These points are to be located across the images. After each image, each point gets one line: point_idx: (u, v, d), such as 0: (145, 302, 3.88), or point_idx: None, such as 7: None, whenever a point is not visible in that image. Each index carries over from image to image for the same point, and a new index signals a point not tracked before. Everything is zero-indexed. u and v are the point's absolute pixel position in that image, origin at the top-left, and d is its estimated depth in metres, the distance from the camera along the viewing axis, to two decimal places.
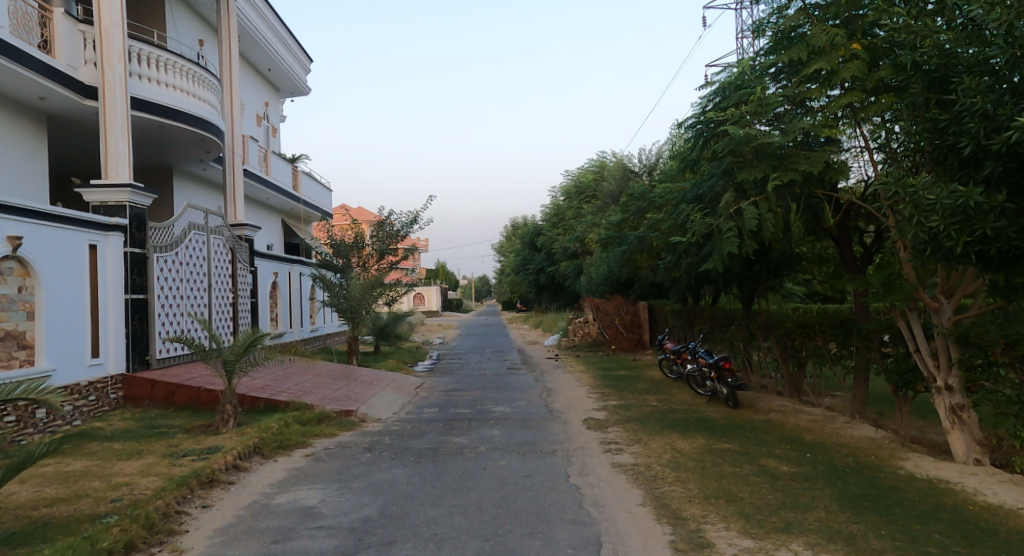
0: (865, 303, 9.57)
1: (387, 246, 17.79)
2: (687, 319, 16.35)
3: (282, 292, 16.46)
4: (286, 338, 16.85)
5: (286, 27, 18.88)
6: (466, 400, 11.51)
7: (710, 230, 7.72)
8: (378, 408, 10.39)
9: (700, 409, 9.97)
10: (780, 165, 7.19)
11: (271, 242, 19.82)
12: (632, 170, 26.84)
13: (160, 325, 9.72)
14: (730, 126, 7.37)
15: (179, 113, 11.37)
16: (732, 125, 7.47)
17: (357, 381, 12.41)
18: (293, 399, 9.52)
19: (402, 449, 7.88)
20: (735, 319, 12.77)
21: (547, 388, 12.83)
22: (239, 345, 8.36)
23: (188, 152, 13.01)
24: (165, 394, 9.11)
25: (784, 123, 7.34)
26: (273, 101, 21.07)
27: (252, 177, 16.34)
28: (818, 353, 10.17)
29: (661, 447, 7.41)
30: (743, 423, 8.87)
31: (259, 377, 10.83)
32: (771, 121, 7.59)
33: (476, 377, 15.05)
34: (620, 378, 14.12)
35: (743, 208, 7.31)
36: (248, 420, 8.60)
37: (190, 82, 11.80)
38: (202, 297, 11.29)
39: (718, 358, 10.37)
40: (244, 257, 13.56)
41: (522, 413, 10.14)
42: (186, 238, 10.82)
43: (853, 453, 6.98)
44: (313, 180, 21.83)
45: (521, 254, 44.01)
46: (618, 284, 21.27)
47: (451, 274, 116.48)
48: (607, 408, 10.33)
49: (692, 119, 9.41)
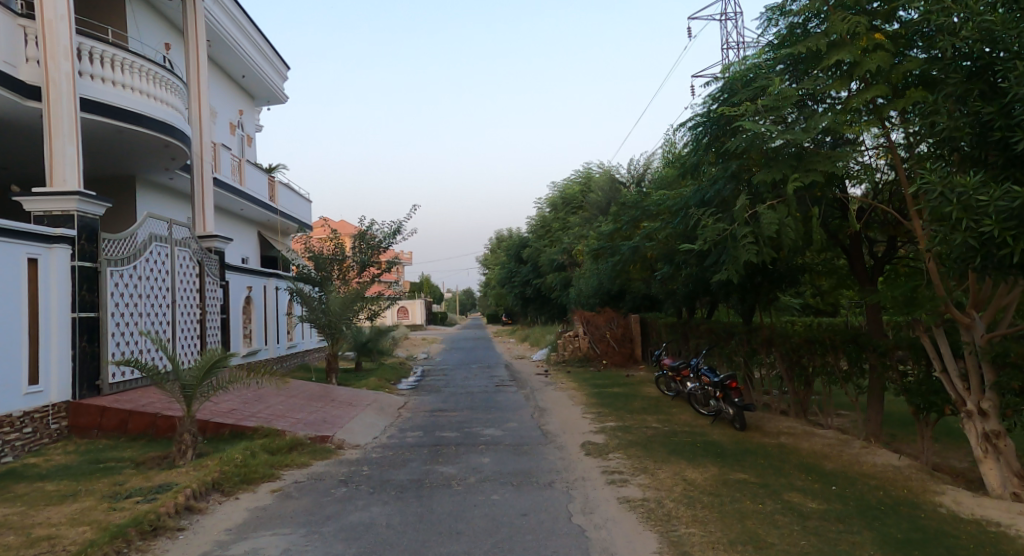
0: (878, 317, 8.93)
1: (369, 258, 16.98)
2: (683, 334, 15.69)
3: (256, 308, 15.56)
4: (261, 355, 15.95)
5: (261, 32, 18.14)
6: (453, 422, 10.69)
7: (724, 237, 6.99)
8: (357, 432, 9.54)
9: (705, 432, 9.25)
10: (801, 165, 6.49)
11: (246, 255, 18.94)
12: (620, 181, 26.38)
13: (112, 346, 8.88)
14: (743, 121, 6.64)
15: (139, 117, 10.53)
16: (746, 121, 6.74)
17: (335, 402, 11.54)
18: (263, 425, 8.68)
19: (381, 482, 7.06)
20: (735, 334, 12.11)
21: (538, 408, 12.06)
22: (197, 368, 7.50)
23: (152, 160, 12.11)
24: (117, 423, 8.27)
25: (801, 120, 6.66)
26: (248, 108, 20.26)
27: (224, 186, 15.48)
28: (828, 370, 9.54)
29: (670, 479, 6.65)
30: (755, 448, 8.14)
31: (227, 400, 9.95)
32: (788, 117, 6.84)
33: (462, 395, 14.24)
34: (614, 396, 13.38)
35: (759, 211, 6.56)
36: (210, 450, 7.73)
37: (152, 85, 10.99)
38: (163, 315, 10.38)
39: (724, 377, 9.64)
40: (213, 270, 12.69)
41: (514, 437, 9.34)
42: (145, 249, 9.97)
43: (883, 485, 6.27)
44: (291, 190, 20.98)
45: (506, 266, 43.26)
46: (608, 296, 20.64)
47: (435, 287, 115.57)
48: (605, 430, 9.57)
49: (700, 119, 8.74)
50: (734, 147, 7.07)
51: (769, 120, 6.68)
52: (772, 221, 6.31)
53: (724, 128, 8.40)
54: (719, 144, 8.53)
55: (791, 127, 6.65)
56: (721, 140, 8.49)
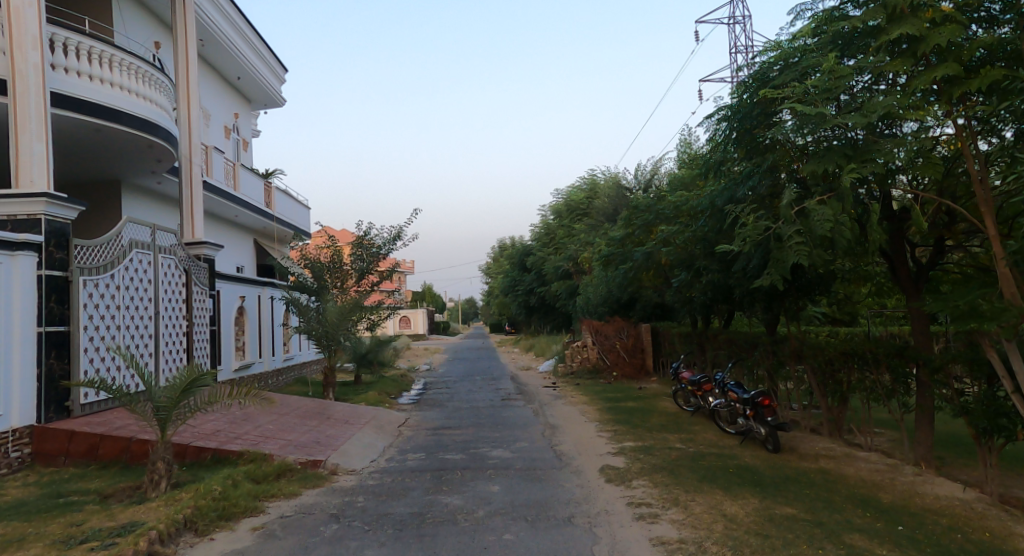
0: (926, 328, 8.11)
1: (368, 266, 16.17)
2: (699, 345, 14.86)
3: (249, 318, 14.80)
4: (255, 369, 15.14)
5: (258, 32, 17.46)
6: (457, 442, 9.87)
7: (766, 237, 6.15)
8: (352, 455, 8.69)
9: (735, 455, 8.41)
10: (856, 155, 5.70)
11: (241, 263, 18.17)
12: (626, 187, 25.64)
13: (85, 362, 8.08)
14: (791, 105, 5.85)
15: (119, 114, 9.76)
16: (794, 105, 5.94)
17: (330, 420, 10.72)
18: (248, 449, 7.85)
19: (377, 517, 6.22)
20: (758, 345, 11.27)
21: (549, 426, 11.21)
22: (173, 388, 6.62)
23: (137, 162, 11.36)
24: (87, 448, 7.47)
25: (857, 103, 5.87)
26: (244, 112, 19.55)
27: (216, 191, 14.72)
28: (867, 387, 8.69)
29: (707, 515, 5.81)
30: (796, 475, 7.29)
31: (212, 419, 9.13)
32: (839, 103, 6.06)
33: (467, 411, 13.39)
34: (630, 411, 12.53)
35: (810, 206, 5.72)
36: (188, 479, 6.89)
37: (136, 81, 10.25)
38: (144, 328, 9.57)
39: (754, 394, 8.77)
40: (203, 279, 11.90)
41: (524, 461, 8.50)
42: (125, 256, 9.19)
43: (956, 524, 5.43)
44: (288, 197, 20.24)
45: (509, 275, 42.53)
46: (617, 305, 19.84)
47: (437, 296, 114.82)
48: (625, 452, 8.73)
49: (732, 108, 7.91)
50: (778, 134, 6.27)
51: (820, 105, 5.89)
52: (830, 217, 5.49)
53: (761, 117, 7.58)
54: (755, 135, 7.71)
55: (844, 113, 5.86)
56: (756, 130, 7.67)
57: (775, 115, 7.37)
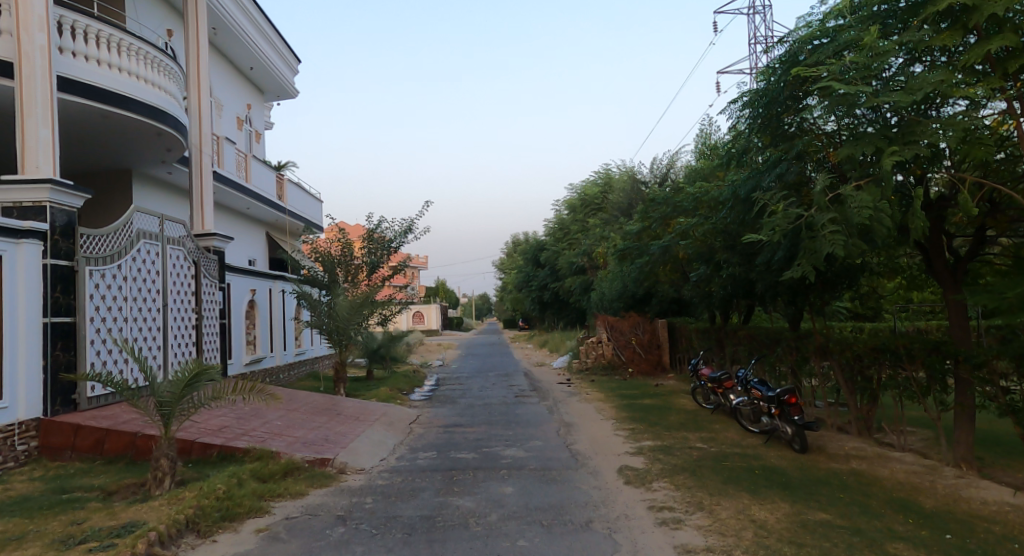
0: (964, 322, 7.70)
1: (379, 259, 15.94)
2: (718, 340, 14.48)
3: (260, 312, 14.62)
4: (266, 363, 14.97)
5: (269, 23, 17.24)
6: (470, 440, 9.59)
7: (798, 225, 5.79)
8: (362, 453, 8.44)
9: (761, 455, 8.05)
10: (900, 136, 5.33)
11: (253, 257, 18.02)
12: (641, 181, 25.23)
13: (91, 355, 7.87)
14: (830, 81, 5.48)
15: (128, 101, 9.56)
16: (834, 82, 5.57)
17: (340, 417, 10.48)
18: (255, 445, 7.61)
19: (386, 520, 5.93)
20: (782, 340, 10.88)
21: (564, 423, 10.90)
22: (177, 382, 6.28)
23: (146, 151, 11.17)
24: (92, 442, 7.25)
25: (901, 79, 5.48)
26: (257, 103, 19.34)
27: (228, 183, 14.54)
28: (900, 384, 8.30)
29: (735, 521, 5.47)
30: (826, 477, 6.92)
31: (220, 414, 8.90)
32: (882, 79, 5.67)
33: (480, 408, 13.12)
34: (647, 408, 12.19)
35: (847, 191, 5.35)
36: (193, 476, 6.62)
37: (146, 68, 10.03)
38: (152, 321, 9.36)
39: (781, 391, 8.39)
40: (212, 272, 11.71)
41: (539, 460, 8.20)
42: (132, 247, 8.97)
43: (1006, 533, 5.06)
44: (300, 190, 20.05)
45: (522, 270, 42.20)
46: (633, 300, 19.48)
47: (451, 292, 114.81)
48: (644, 452, 8.39)
49: (759, 90, 7.52)
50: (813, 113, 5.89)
51: (861, 81, 5.52)
52: (868, 203, 5.12)
53: (791, 98, 7.18)
54: (785, 117, 7.32)
55: (886, 90, 5.48)
56: (786, 112, 7.27)
57: (807, 95, 6.98)
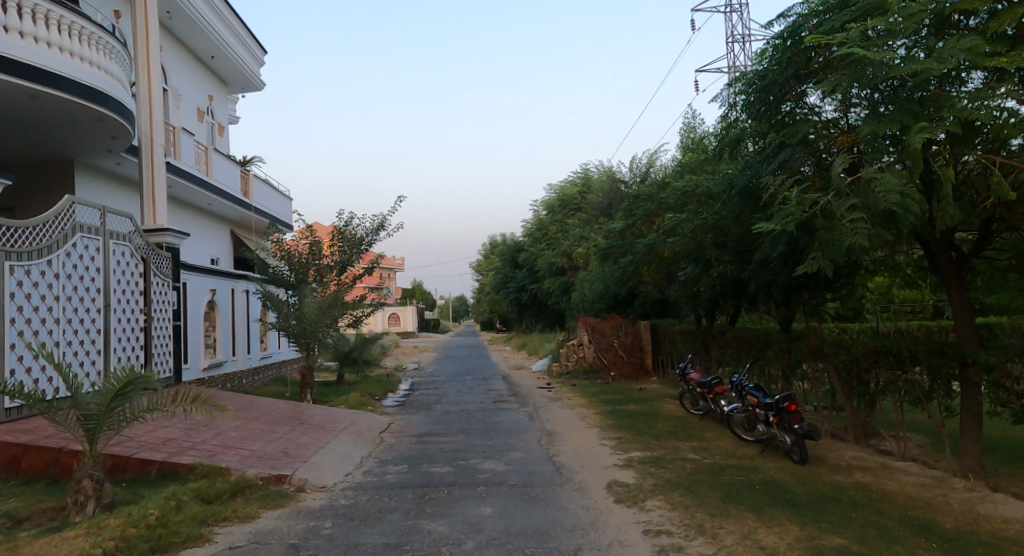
0: (971, 323, 7.01)
1: (350, 258, 15.10)
2: (704, 344, 13.94)
3: (221, 314, 13.73)
4: (228, 368, 14.06)
5: (233, 10, 16.34)
6: (444, 451, 8.85)
7: (816, 211, 5.26)
8: (325, 467, 7.66)
9: (759, 467, 7.46)
10: (929, 113, 4.81)
11: (216, 256, 17.10)
12: (620, 181, 24.74)
13: (12, 361, 7.00)
14: (855, 49, 4.95)
15: (63, 82, 8.64)
16: (856, 51, 5.04)
17: (304, 426, 9.69)
18: (202, 461, 6.79)
19: (346, 549, 5.18)
20: (772, 343, 10.34)
21: (546, 432, 10.22)
22: (105, 392, 5.47)
23: (89, 138, 10.27)
24: (9, 461, 6.37)
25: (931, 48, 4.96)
26: (220, 95, 18.41)
27: (187, 177, 13.65)
28: (899, 390, 7.72)
29: (743, 547, 4.83)
30: (834, 493, 6.32)
31: (165, 426, 8.05)
32: (907, 51, 5.17)
33: (456, 414, 12.40)
34: (632, 414, 11.58)
35: (874, 175, 4.78)
36: (126, 499, 5.80)
37: (86, 46, 9.11)
38: (90, 322, 8.47)
39: (779, 398, 7.79)
40: (165, 270, 10.82)
41: (520, 473, 7.50)
42: (65, 242, 8.07)
43: None
44: (268, 186, 19.13)
45: (500, 272, 41.52)
46: (614, 302, 18.91)
47: (427, 294, 113.70)
48: (633, 464, 7.72)
49: (758, 73, 7.01)
50: (827, 87, 5.40)
51: (886, 52, 5.00)
52: (895, 187, 4.56)
53: (793, 79, 6.67)
54: (785, 100, 6.83)
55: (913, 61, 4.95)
56: (789, 94, 6.77)
57: (817, 74, 6.47)
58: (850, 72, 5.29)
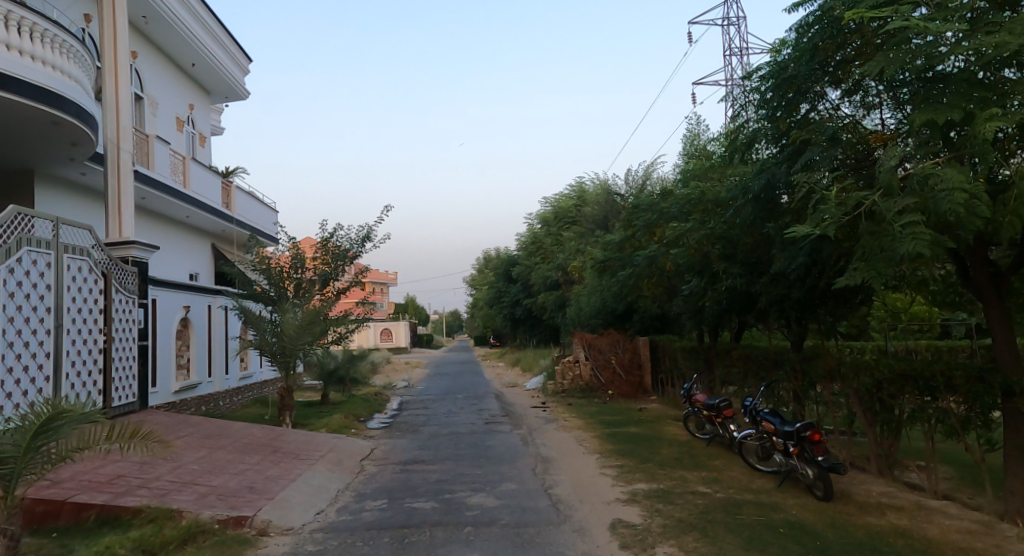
0: (1012, 345, 6.39)
1: (334, 270, 14.30)
2: (708, 362, 13.19)
3: (196, 331, 12.92)
4: (203, 389, 13.24)
5: (215, 15, 15.65)
6: (429, 484, 8.03)
7: (859, 213, 4.65)
8: (294, 506, 6.84)
9: (779, 504, 6.70)
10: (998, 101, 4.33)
11: (195, 270, 16.30)
12: (616, 194, 24.10)
13: None
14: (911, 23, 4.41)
15: (11, 82, 7.81)
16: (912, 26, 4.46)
17: (276, 455, 8.86)
18: (151, 503, 5.98)
19: None
20: (782, 363, 9.61)
21: (541, 459, 9.41)
22: (23, 432, 4.62)
23: (46, 144, 9.47)
24: None
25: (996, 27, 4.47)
26: (202, 103, 17.70)
27: (162, 187, 12.93)
28: (930, 420, 6.98)
29: None
30: (869, 539, 5.57)
31: (117, 459, 7.22)
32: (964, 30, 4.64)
33: (445, 439, 11.57)
34: (634, 438, 10.78)
35: (935, 172, 4.23)
36: (53, 553, 4.96)
37: (40, 44, 8.27)
38: (40, 344, 7.66)
39: (800, 426, 7.06)
40: (130, 287, 10.04)
41: (513, 512, 6.71)
42: (11, 257, 7.23)
43: None
44: (251, 197, 18.35)
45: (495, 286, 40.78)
46: (612, 317, 18.15)
47: (421, 309, 112.75)
48: (638, 500, 6.93)
49: (777, 66, 6.43)
50: (871, 71, 4.86)
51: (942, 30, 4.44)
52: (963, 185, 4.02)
53: (818, 72, 6.10)
54: (806, 96, 6.28)
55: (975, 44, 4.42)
56: (811, 89, 6.21)
57: (846, 67, 5.92)
58: (898, 56, 4.77)
